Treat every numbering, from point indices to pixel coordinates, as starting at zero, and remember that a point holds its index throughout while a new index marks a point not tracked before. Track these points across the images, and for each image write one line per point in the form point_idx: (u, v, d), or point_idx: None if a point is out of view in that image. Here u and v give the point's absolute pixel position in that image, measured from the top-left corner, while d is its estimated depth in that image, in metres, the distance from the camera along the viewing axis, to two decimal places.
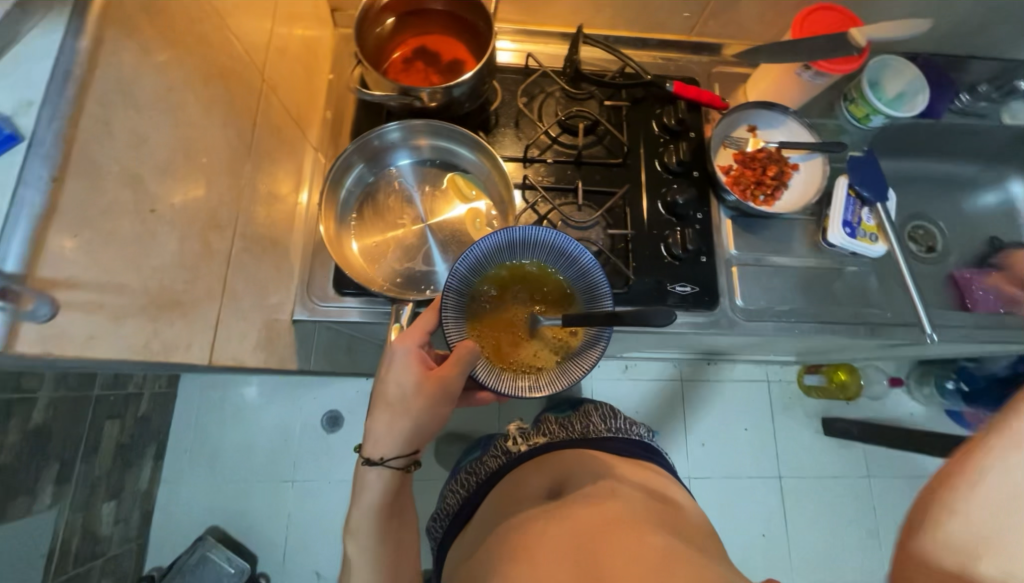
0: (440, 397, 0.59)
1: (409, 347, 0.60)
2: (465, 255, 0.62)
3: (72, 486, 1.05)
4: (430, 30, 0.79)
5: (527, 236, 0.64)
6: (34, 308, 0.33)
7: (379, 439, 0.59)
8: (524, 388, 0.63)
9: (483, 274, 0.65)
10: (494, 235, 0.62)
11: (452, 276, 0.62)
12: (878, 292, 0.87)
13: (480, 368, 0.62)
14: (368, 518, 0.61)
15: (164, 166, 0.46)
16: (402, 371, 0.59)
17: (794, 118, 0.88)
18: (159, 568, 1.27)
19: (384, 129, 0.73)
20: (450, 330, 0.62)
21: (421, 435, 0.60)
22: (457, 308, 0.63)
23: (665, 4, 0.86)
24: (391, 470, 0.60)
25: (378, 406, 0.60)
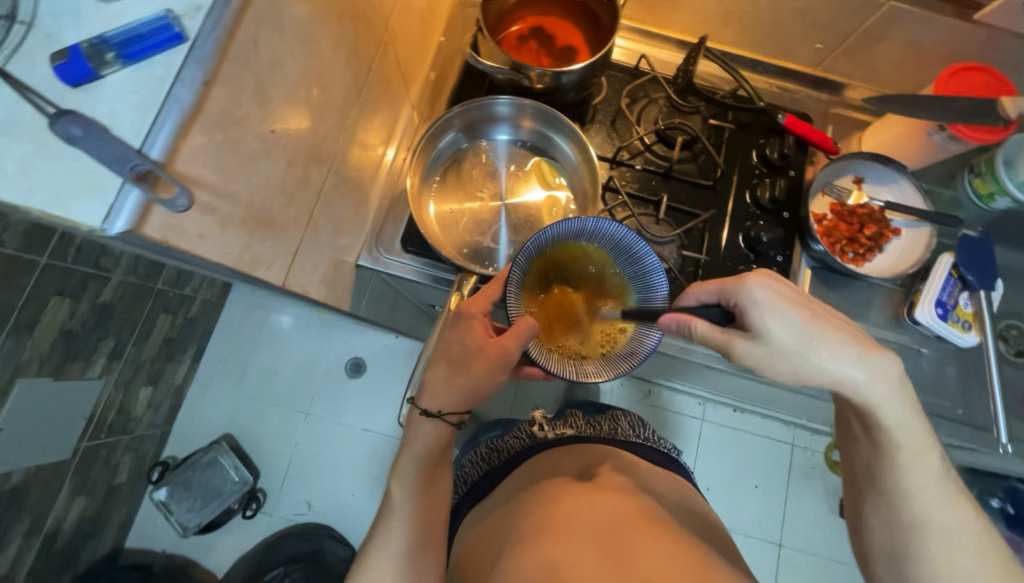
0: (499, 365, 0.58)
1: (476, 312, 0.60)
2: (535, 235, 0.58)
3: (120, 364, 1.13)
4: (552, 10, 0.78)
5: (597, 227, 0.60)
6: (173, 198, 0.36)
7: (438, 391, 0.60)
8: (571, 372, 0.58)
9: (546, 256, 0.63)
10: (564, 220, 0.59)
11: (519, 254, 0.59)
12: (953, 384, 0.82)
13: (533, 345, 0.59)
14: (415, 463, 0.60)
15: (290, 92, 0.48)
16: (465, 333, 0.60)
17: (908, 179, 0.81)
18: (172, 460, 1.35)
19: (492, 101, 0.73)
20: (511, 303, 0.59)
21: (478, 398, 0.60)
22: (518, 284, 0.60)
23: (797, 32, 0.81)
24: (445, 424, 0.60)
25: (439, 361, 0.61)
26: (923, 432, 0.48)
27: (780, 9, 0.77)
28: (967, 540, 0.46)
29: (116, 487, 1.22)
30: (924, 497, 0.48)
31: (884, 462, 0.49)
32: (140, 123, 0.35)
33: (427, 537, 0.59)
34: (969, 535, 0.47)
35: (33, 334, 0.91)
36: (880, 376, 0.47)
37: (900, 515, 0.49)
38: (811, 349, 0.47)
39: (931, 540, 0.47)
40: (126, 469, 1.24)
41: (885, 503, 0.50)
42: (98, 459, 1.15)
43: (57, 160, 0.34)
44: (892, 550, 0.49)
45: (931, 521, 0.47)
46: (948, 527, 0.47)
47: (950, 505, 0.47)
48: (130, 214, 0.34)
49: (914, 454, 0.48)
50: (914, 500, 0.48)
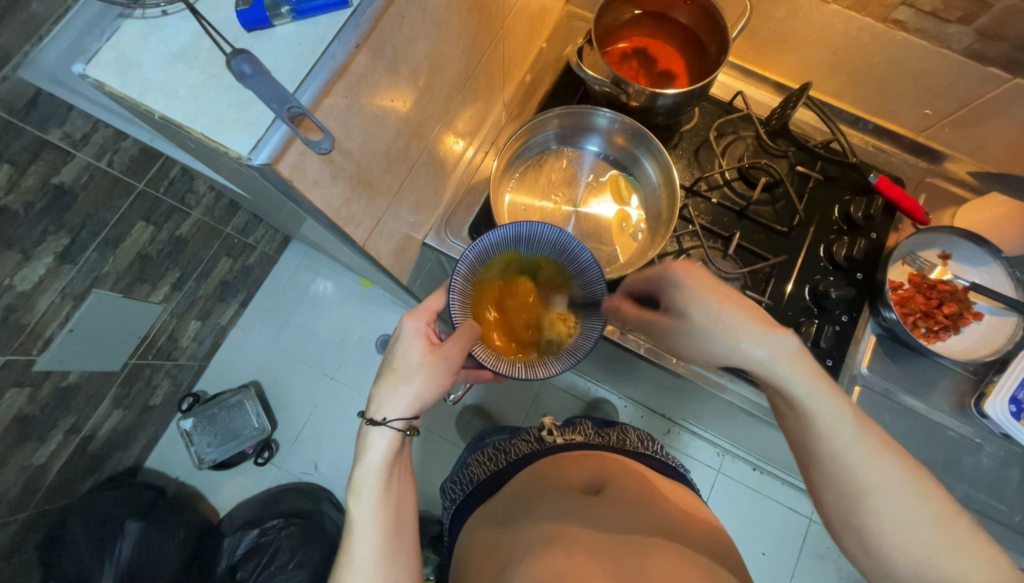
0: (448, 368, 0.55)
1: (417, 322, 0.57)
2: (473, 243, 0.62)
3: (180, 295, 1.21)
4: (659, 34, 0.79)
5: (532, 231, 0.64)
6: (318, 141, 0.41)
7: (385, 397, 0.54)
8: (522, 371, 0.62)
9: (489, 262, 0.66)
10: (498, 229, 0.63)
11: (457, 266, 0.62)
12: (1011, 489, 0.77)
13: (480, 349, 0.62)
14: (372, 476, 0.54)
15: (415, 69, 0.52)
16: (406, 343, 0.56)
17: (1002, 263, 0.77)
18: (202, 393, 1.42)
19: (593, 112, 0.75)
20: (454, 310, 0.61)
21: (429, 400, 0.56)
22: (462, 292, 0.63)
23: (906, 94, 0.79)
24: (393, 432, 0.54)
25: (385, 373, 0.56)
26: (833, 395, 0.50)
27: (893, 69, 0.76)
28: (906, 495, 0.45)
29: (150, 408, 1.30)
30: (855, 460, 0.47)
31: (805, 426, 0.51)
32: (297, 71, 0.39)
33: (399, 547, 0.54)
34: (905, 486, 0.46)
35: (116, 251, 0.99)
36: (777, 354, 0.51)
37: (835, 477, 0.48)
38: (721, 326, 0.53)
39: (867, 497, 0.46)
40: (162, 392, 1.32)
41: (817, 466, 0.50)
42: (140, 378, 1.22)
43: (222, 92, 0.39)
44: (840, 516, 0.48)
45: (864, 479, 0.47)
46: (880, 484, 0.46)
47: (880, 463, 0.47)
48: (274, 147, 0.38)
49: (827, 415, 0.49)
50: (837, 457, 0.48)
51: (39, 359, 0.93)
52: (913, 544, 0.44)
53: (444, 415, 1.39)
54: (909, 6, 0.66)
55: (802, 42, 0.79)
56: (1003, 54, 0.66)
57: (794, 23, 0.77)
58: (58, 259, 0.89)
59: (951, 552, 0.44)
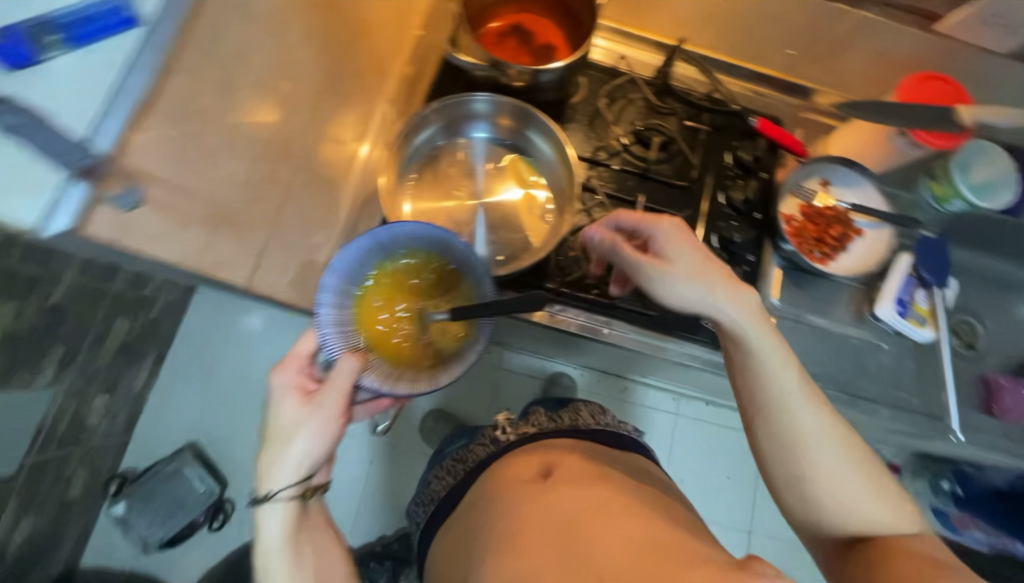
0: (329, 415, 0.51)
1: (288, 375, 0.52)
2: (331, 265, 0.56)
3: (72, 372, 1.01)
4: (531, 8, 0.77)
5: (394, 233, 0.58)
6: None
7: (266, 470, 0.50)
8: (422, 385, 0.55)
9: (361, 280, 0.58)
10: (353, 241, 0.56)
11: (320, 296, 0.55)
12: (910, 378, 0.86)
13: (370, 377, 0.54)
14: (276, 551, 0.51)
15: None
16: (279, 400, 0.51)
17: (871, 182, 0.85)
18: (131, 471, 1.27)
19: (469, 98, 0.71)
20: (330, 345, 0.55)
21: (318, 457, 0.51)
22: (337, 322, 0.56)
23: (770, 36, 0.83)
24: (285, 502, 0.50)
25: (263, 443, 0.51)
26: (785, 352, 0.55)
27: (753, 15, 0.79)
28: (835, 442, 0.54)
29: (69, 502, 1.13)
30: (800, 409, 0.54)
31: (755, 377, 0.56)
32: None
33: None
34: (835, 435, 0.54)
35: None
36: (744, 307, 0.55)
37: (780, 423, 0.55)
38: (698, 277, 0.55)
39: (806, 440, 0.54)
40: (79, 482, 1.15)
41: (766, 412, 0.55)
42: (46, 475, 1.02)
43: None
44: (779, 458, 0.55)
45: (805, 428, 0.54)
46: (816, 430, 0.54)
47: (818, 415, 0.54)
48: None
49: (780, 369, 0.55)
50: (789, 416, 0.54)
51: None
52: (844, 491, 0.53)
53: (405, 427, 1.34)
54: None
55: None
56: None
57: None
58: None
59: (863, 491, 0.53)
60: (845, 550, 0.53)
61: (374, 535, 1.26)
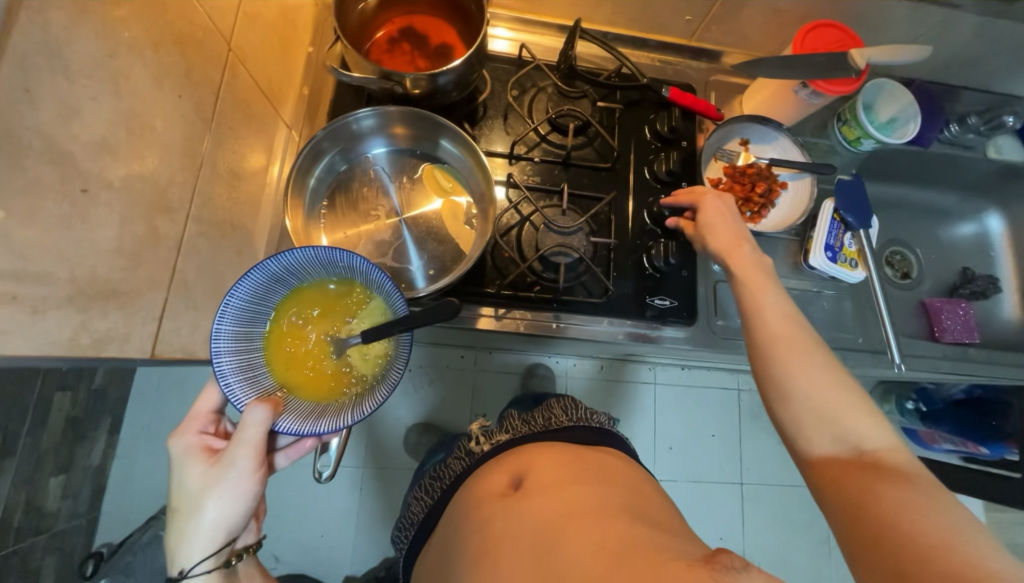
0: (235, 477, 0.50)
1: (190, 437, 0.53)
2: (221, 311, 0.51)
3: (15, 460, 0.92)
4: (419, 9, 0.74)
5: (285, 264, 0.54)
6: None
7: (179, 546, 0.49)
8: (349, 414, 0.53)
9: (265, 318, 0.56)
10: (243, 279, 0.52)
11: (216, 347, 0.52)
12: (850, 317, 0.89)
13: (288, 419, 0.52)
14: None
15: (103, 141, 0.44)
16: (183, 467, 0.51)
17: (787, 135, 0.86)
18: (109, 545, 1.20)
19: (353, 116, 0.68)
20: (238, 395, 0.52)
21: (234, 521, 0.50)
22: (245, 368, 0.54)
23: (665, 5, 0.83)
24: (203, 578, 0.50)
25: (174, 518, 0.50)
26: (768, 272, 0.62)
27: None
28: (817, 355, 0.56)
29: None
30: (782, 318, 0.59)
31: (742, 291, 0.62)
32: None
33: None
34: (815, 348, 0.57)
35: None
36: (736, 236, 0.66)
37: (766, 330, 0.58)
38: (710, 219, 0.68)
39: (789, 345, 0.57)
40: (50, 571, 1.05)
41: (754, 321, 0.60)
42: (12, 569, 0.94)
43: None
44: (765, 368, 0.57)
45: (787, 335, 0.57)
46: (797, 339, 0.57)
47: (800, 326, 0.58)
48: None
49: (763, 282, 0.61)
50: (767, 323, 0.59)
51: None
52: (828, 400, 0.54)
53: (389, 447, 1.30)
54: None
55: None
56: None
57: None
58: None
59: (846, 408, 0.54)
60: (833, 468, 0.52)
61: (376, 560, 1.23)
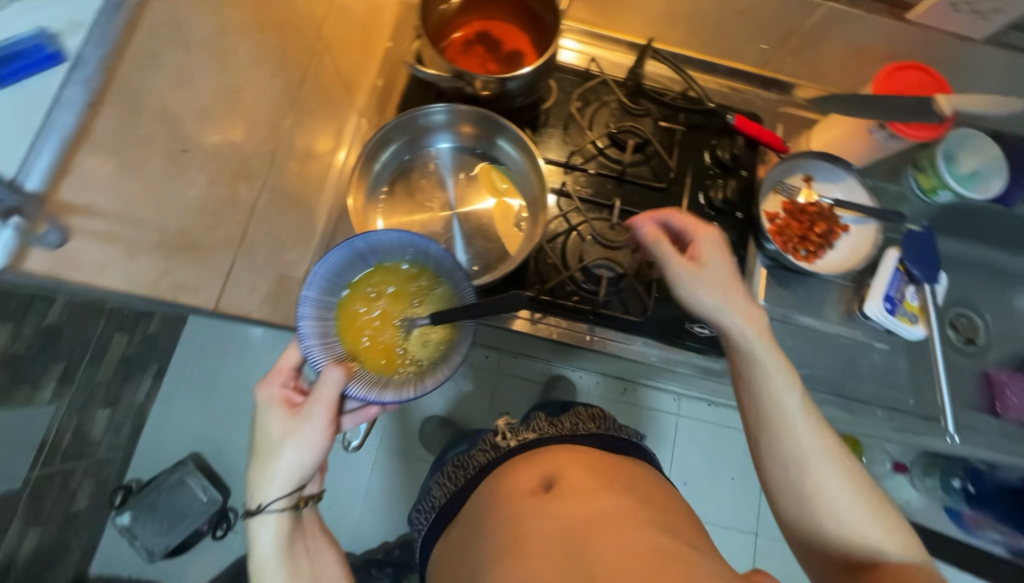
0: (317, 427, 0.48)
1: (273, 387, 0.51)
2: (308, 278, 0.54)
3: (74, 388, 1.00)
4: (495, 15, 0.77)
5: (370, 243, 0.56)
6: (45, 234, 0.36)
7: (256, 484, 0.47)
8: (411, 390, 0.54)
9: (339, 288, 0.57)
10: (332, 251, 0.55)
11: (301, 309, 0.54)
12: (904, 376, 0.84)
13: (357, 384, 0.53)
14: (273, 563, 0.48)
15: (205, 109, 0.48)
16: (265, 414, 0.49)
17: (855, 176, 0.83)
18: (137, 481, 1.28)
19: (428, 109, 0.71)
20: (314, 357, 0.53)
21: (310, 468, 0.48)
22: (319, 334, 0.55)
23: (741, 34, 0.82)
24: (279, 516, 0.47)
25: (253, 457, 0.49)
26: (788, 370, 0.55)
27: (722, 11, 0.78)
28: (830, 462, 0.52)
29: (76, 514, 1.12)
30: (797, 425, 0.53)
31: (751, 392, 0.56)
32: (13, 152, 0.35)
33: None
34: (829, 453, 0.53)
35: None
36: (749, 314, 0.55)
37: (775, 441, 0.54)
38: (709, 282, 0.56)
39: (805, 461, 0.52)
40: (84, 494, 1.13)
41: (764, 430, 0.55)
42: (51, 486, 1.03)
43: None
44: (774, 478, 0.54)
45: (800, 445, 0.53)
46: (814, 448, 0.53)
47: (813, 432, 0.53)
48: (7, 252, 0.34)
49: (780, 383, 0.54)
50: (777, 432, 0.54)
51: None
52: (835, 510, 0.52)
53: (406, 434, 1.33)
54: None
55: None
56: None
57: None
58: None
59: (857, 514, 0.51)
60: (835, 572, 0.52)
61: (377, 542, 1.25)
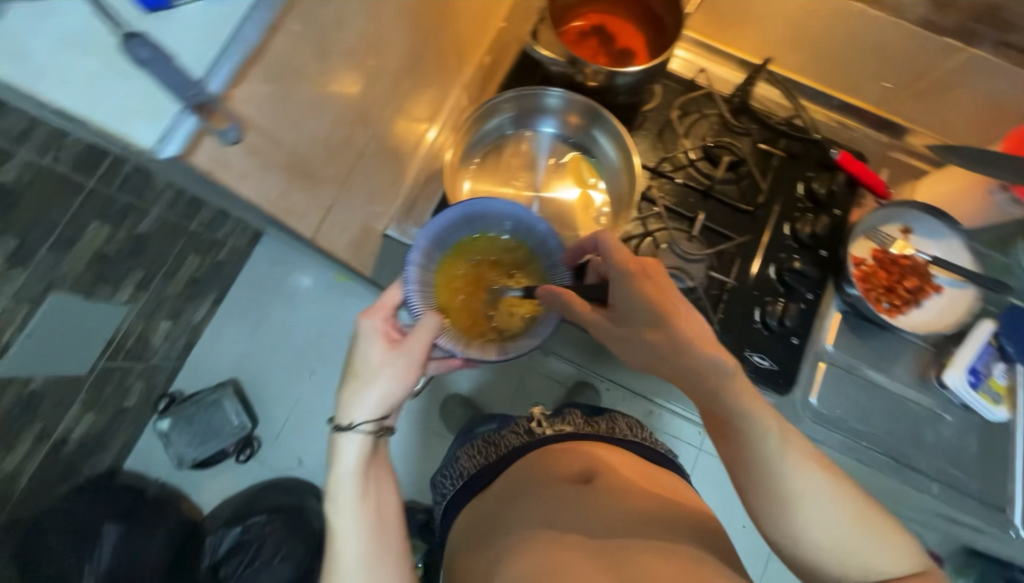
0: (414, 366, 0.51)
1: (376, 320, 0.52)
2: (425, 229, 0.60)
3: (147, 295, 1.06)
4: (616, 10, 0.76)
5: (483, 209, 0.62)
6: (224, 129, 0.39)
7: (349, 402, 0.49)
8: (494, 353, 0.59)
9: (445, 247, 0.63)
10: (449, 210, 0.61)
11: (411, 255, 0.59)
12: (970, 456, 0.79)
13: (446, 338, 0.58)
14: (349, 481, 0.48)
15: (348, 51, 0.51)
16: (365, 344, 0.51)
17: (959, 236, 0.78)
18: (179, 392, 1.28)
19: (544, 92, 0.72)
20: (414, 303, 0.58)
21: (398, 400, 0.51)
22: (421, 283, 0.60)
23: (866, 68, 0.79)
24: (363, 437, 0.49)
25: (347, 378, 0.51)
26: (764, 409, 0.45)
27: (853, 42, 0.75)
28: (826, 499, 0.42)
29: (125, 410, 1.16)
30: (784, 465, 0.43)
31: (734, 436, 0.45)
32: (203, 55, 0.38)
33: (384, 551, 0.47)
34: (825, 486, 0.42)
35: (71, 253, 0.86)
36: (711, 367, 0.47)
37: (764, 486, 0.43)
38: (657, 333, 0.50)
39: (797, 504, 0.42)
40: (133, 395, 1.16)
41: (750, 483, 0.44)
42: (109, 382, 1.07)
43: (119, 78, 0.36)
44: (769, 524, 0.43)
45: (790, 488, 0.42)
46: (811, 490, 0.42)
47: (804, 468, 0.42)
48: (183, 139, 0.37)
49: (758, 423, 0.44)
50: (770, 475, 0.43)
51: None
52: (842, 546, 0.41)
53: (429, 405, 1.36)
54: None
55: (763, 15, 0.78)
56: (959, 23, 0.66)
57: None
58: (7, 263, 0.77)
59: (871, 550, 0.41)
60: None
61: None
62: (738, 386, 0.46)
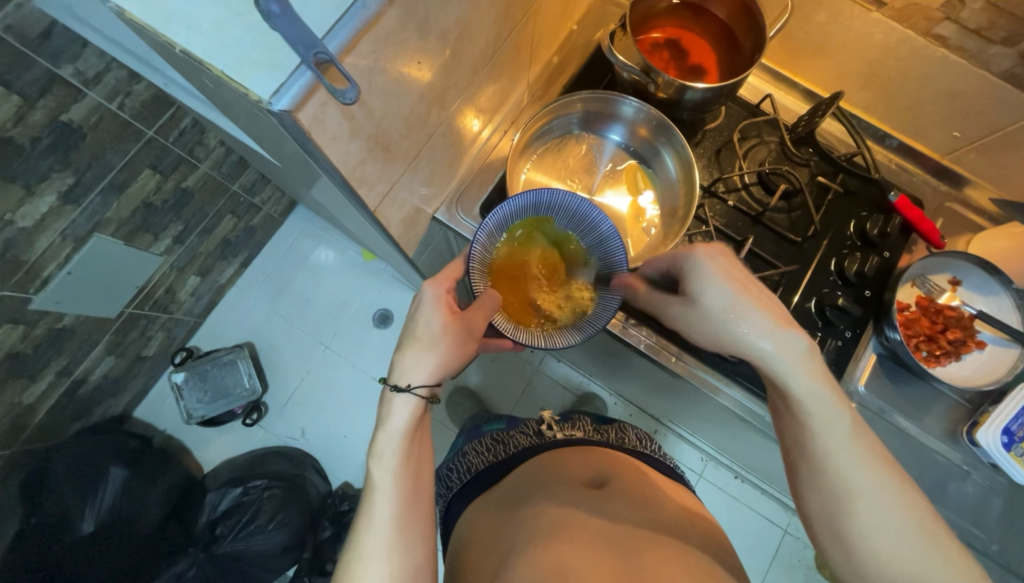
0: (471, 337, 0.54)
1: (438, 289, 0.54)
2: (494, 212, 0.63)
3: (182, 248, 1.07)
4: (692, 26, 0.77)
5: (551, 200, 0.65)
6: (343, 91, 0.39)
7: (407, 364, 0.51)
8: (543, 340, 0.64)
9: (508, 231, 0.66)
10: (519, 196, 0.64)
11: (477, 234, 0.62)
12: (987, 514, 0.78)
13: (500, 319, 0.63)
14: (393, 441, 0.50)
15: (444, 33, 0.52)
16: (428, 310, 0.53)
17: (1010, 294, 0.76)
18: (196, 348, 1.26)
19: (622, 99, 0.73)
20: (474, 281, 0.62)
21: (450, 369, 0.53)
22: (481, 262, 0.63)
23: (935, 115, 0.79)
24: (416, 399, 0.50)
25: (406, 340, 0.52)
26: (832, 401, 0.47)
27: (928, 86, 0.75)
28: (886, 500, 0.44)
29: (143, 358, 1.15)
30: (841, 462, 0.45)
31: (796, 427, 0.49)
32: (326, 18, 0.40)
33: (414, 513, 0.50)
34: (887, 489, 0.44)
35: (121, 197, 0.88)
36: (788, 348, 0.48)
37: (820, 477, 0.46)
38: (735, 314, 0.50)
39: (853, 501, 0.44)
40: (152, 346, 1.16)
41: (805, 470, 0.48)
42: (134, 330, 1.08)
43: (246, 32, 0.38)
44: (820, 514, 0.47)
45: (846, 484, 0.45)
46: (870, 490, 0.44)
47: (866, 467, 0.45)
48: (296, 94, 0.38)
49: (822, 416, 0.47)
50: (829, 470, 0.46)
51: (35, 298, 0.84)
52: (896, 555, 0.43)
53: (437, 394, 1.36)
54: (954, 21, 0.65)
55: (838, 49, 0.79)
56: None
57: (832, 28, 0.76)
58: (62, 199, 0.80)
59: (930, 559, 0.42)
60: None
61: None
62: (810, 369, 0.48)
